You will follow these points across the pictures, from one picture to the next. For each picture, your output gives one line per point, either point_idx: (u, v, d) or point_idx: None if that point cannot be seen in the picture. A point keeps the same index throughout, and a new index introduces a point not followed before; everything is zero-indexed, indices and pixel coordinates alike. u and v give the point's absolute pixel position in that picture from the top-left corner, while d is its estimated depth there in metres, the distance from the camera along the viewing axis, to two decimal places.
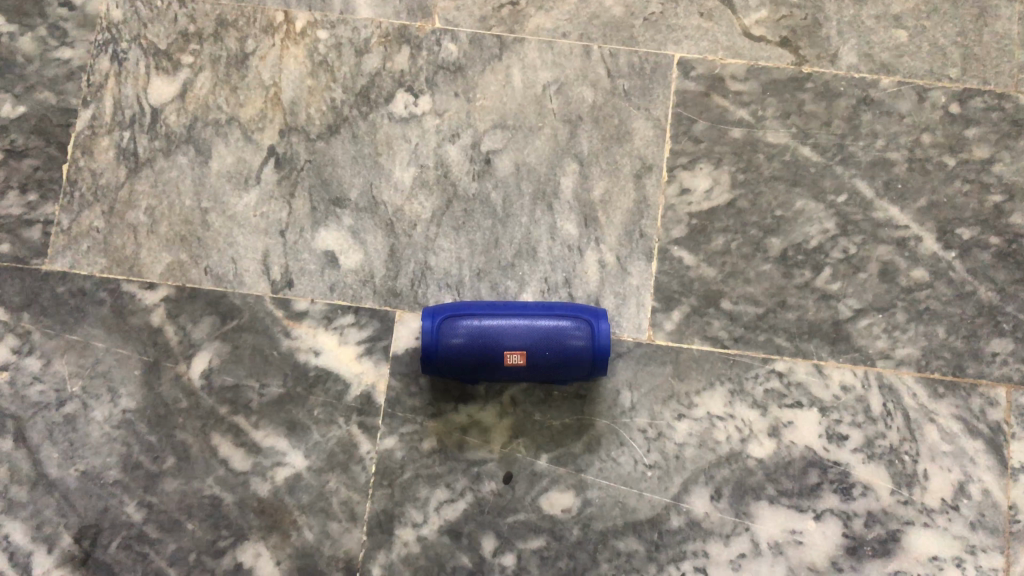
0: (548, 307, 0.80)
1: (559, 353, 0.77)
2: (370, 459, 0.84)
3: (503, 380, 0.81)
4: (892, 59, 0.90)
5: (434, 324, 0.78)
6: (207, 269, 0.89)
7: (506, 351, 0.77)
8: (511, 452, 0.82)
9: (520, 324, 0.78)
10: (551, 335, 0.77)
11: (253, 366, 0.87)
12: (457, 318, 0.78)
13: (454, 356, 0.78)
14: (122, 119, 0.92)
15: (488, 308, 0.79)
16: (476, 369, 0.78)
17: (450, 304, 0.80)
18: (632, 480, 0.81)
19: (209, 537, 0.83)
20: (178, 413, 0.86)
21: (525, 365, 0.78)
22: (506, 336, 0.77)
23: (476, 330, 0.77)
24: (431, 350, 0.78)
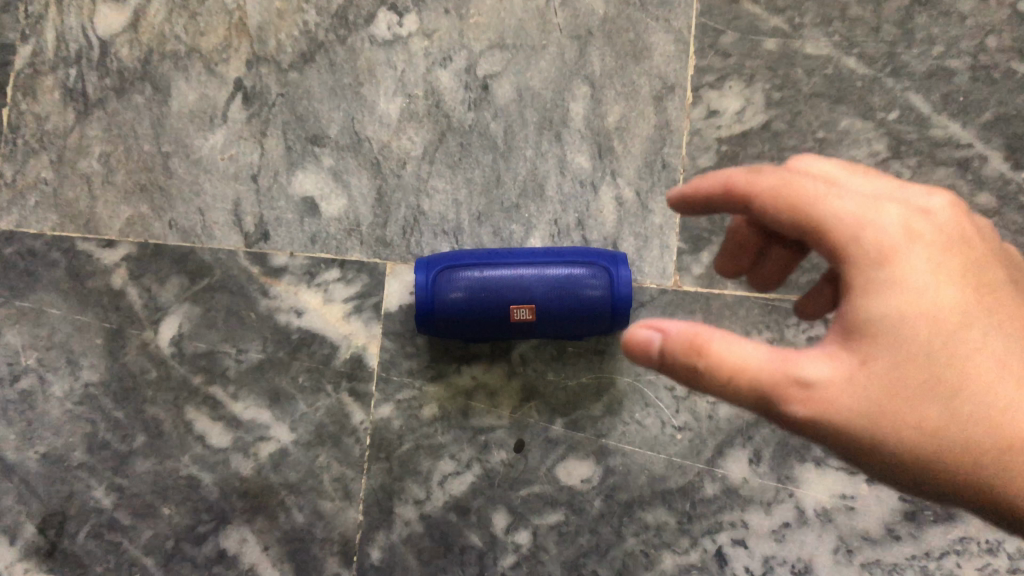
0: (560, 252, 0.69)
1: (575, 304, 0.67)
2: (364, 430, 0.74)
3: (512, 338, 0.71)
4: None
5: (428, 278, 0.68)
6: (172, 222, 0.79)
7: (512, 306, 0.67)
8: (522, 417, 0.73)
9: (528, 274, 0.67)
10: (564, 285, 0.67)
11: (228, 330, 0.77)
12: (455, 269, 0.68)
13: (453, 313, 0.68)
14: (67, 54, 0.81)
15: (491, 258, 0.69)
16: (480, 327, 0.69)
17: (446, 254, 0.70)
18: (659, 445, 0.72)
19: (189, 522, 0.74)
20: (147, 385, 0.76)
21: (536, 320, 0.68)
22: (514, 288, 0.67)
23: (478, 282, 0.67)
24: (426, 306, 0.68)
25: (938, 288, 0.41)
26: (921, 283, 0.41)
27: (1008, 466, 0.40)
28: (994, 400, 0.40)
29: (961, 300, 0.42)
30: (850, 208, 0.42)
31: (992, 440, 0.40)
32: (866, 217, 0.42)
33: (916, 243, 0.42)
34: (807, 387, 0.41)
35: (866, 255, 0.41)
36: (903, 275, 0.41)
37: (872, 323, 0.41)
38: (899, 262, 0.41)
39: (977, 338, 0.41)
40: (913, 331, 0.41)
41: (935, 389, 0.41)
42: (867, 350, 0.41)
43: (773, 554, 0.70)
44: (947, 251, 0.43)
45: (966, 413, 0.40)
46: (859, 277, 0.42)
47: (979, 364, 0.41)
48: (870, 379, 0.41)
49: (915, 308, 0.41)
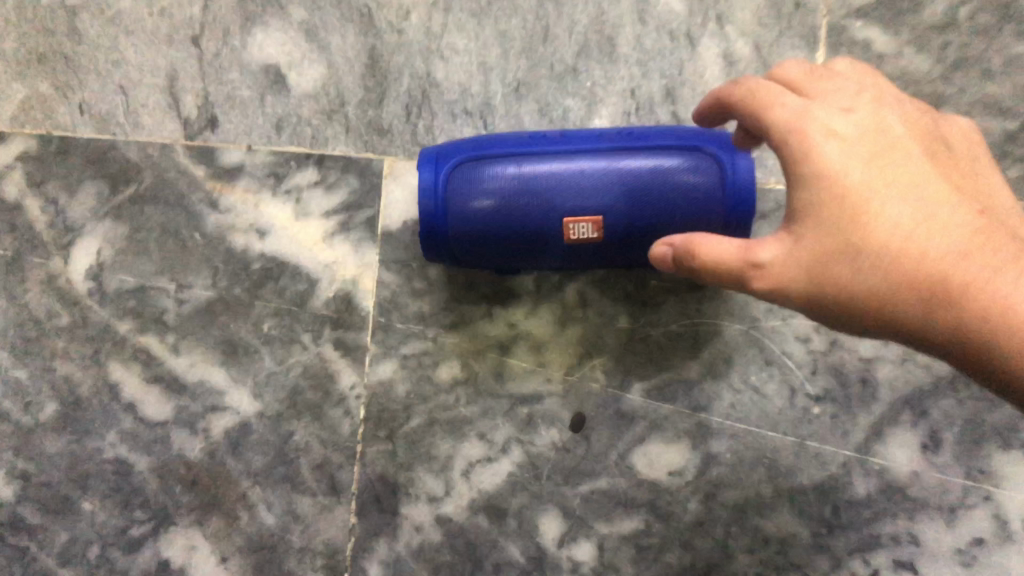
0: (645, 133, 0.45)
1: (668, 215, 0.44)
2: (356, 398, 0.52)
3: (567, 265, 0.47)
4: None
5: (438, 176, 0.44)
6: (83, 106, 0.56)
7: (567, 219, 0.44)
8: (582, 382, 0.51)
9: (595, 168, 0.43)
10: (648, 186, 0.43)
11: (165, 257, 0.55)
12: (481, 162, 0.44)
13: (478, 230, 0.44)
14: None
15: (536, 145, 0.45)
16: (519, 250, 0.45)
17: (467, 139, 0.46)
18: (785, 422, 0.49)
19: (118, 522, 0.54)
20: (57, 334, 0.55)
21: (606, 239, 0.44)
22: (574, 189, 0.43)
23: (517, 182, 0.44)
24: (436, 219, 0.44)
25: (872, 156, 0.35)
26: (852, 158, 0.35)
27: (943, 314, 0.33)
28: (955, 251, 0.33)
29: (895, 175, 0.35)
30: (765, 92, 0.37)
31: (957, 295, 0.33)
32: (780, 98, 0.37)
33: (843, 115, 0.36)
34: (760, 270, 0.36)
35: (783, 136, 0.36)
36: (829, 147, 0.35)
37: (805, 202, 0.35)
38: (823, 135, 0.35)
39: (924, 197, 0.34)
40: (831, 207, 0.35)
41: (890, 256, 0.34)
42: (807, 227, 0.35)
43: None
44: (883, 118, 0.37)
45: (913, 268, 0.33)
46: (786, 157, 0.36)
47: (937, 221, 0.34)
48: (807, 253, 0.35)
49: (837, 188, 0.35)
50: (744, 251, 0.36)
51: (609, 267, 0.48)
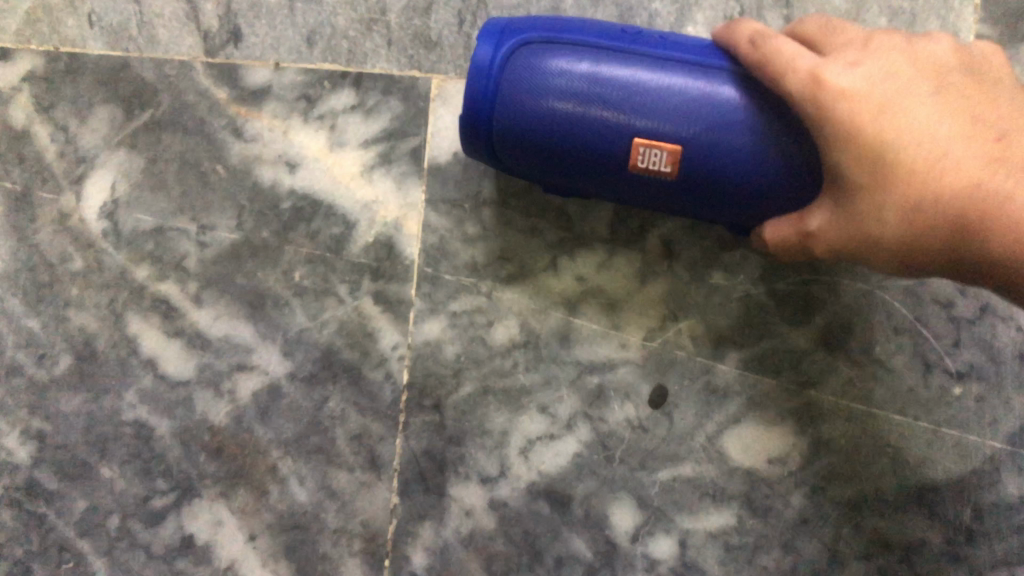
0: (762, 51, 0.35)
1: (767, 155, 0.34)
2: (399, 361, 0.45)
3: (633, 200, 0.39)
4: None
5: (499, 51, 0.36)
6: (93, 17, 0.49)
7: (636, 143, 0.35)
8: (664, 349, 0.42)
9: (687, 86, 0.35)
10: (748, 114, 0.34)
11: (185, 195, 0.48)
12: (552, 48, 0.36)
13: (529, 130, 0.36)
14: None
15: (625, 45, 0.36)
16: (572, 168, 0.37)
17: (544, 18, 0.37)
18: (917, 406, 0.40)
19: (139, 491, 0.48)
20: (70, 280, 0.49)
21: (681, 176, 0.35)
22: (654, 109, 0.34)
23: (589, 83, 0.35)
24: (482, 106, 0.36)
25: (892, 106, 0.32)
26: (874, 111, 0.32)
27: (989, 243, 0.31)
28: (988, 192, 0.31)
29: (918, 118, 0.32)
30: (775, 58, 0.33)
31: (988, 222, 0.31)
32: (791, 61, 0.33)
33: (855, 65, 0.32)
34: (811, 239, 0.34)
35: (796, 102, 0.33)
36: (845, 108, 0.32)
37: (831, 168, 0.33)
38: (833, 96, 0.32)
39: (946, 141, 0.31)
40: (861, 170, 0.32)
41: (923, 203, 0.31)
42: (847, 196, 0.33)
43: None
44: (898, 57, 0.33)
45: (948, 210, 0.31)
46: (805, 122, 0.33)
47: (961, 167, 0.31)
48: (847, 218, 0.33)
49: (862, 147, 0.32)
50: (795, 225, 0.35)
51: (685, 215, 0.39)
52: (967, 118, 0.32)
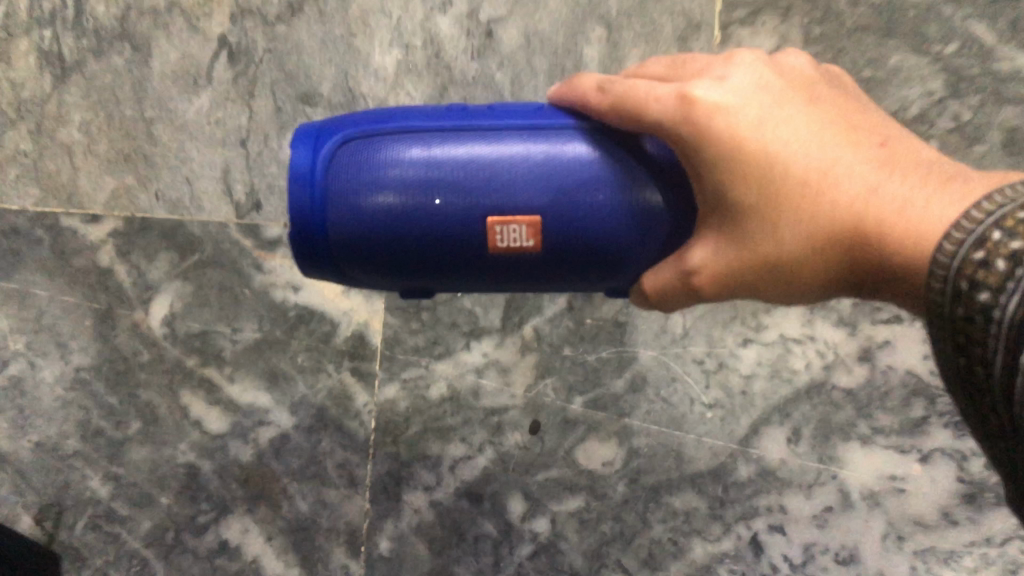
0: (521, 116, 0.46)
1: (581, 217, 0.44)
2: (368, 413, 0.70)
3: (476, 278, 0.47)
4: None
5: (317, 156, 0.46)
6: (159, 194, 0.74)
7: (487, 216, 0.44)
8: (537, 397, 0.68)
9: (497, 158, 0.45)
10: (555, 180, 0.44)
11: (223, 308, 0.72)
12: (370, 142, 0.46)
13: (362, 222, 0.45)
14: (40, 14, 0.75)
15: (439, 125, 0.46)
16: (415, 251, 0.46)
17: (357, 120, 0.47)
18: (688, 424, 0.66)
19: (188, 511, 0.70)
20: (139, 369, 0.72)
21: (529, 244, 0.45)
22: (465, 177, 0.44)
23: (419, 165, 0.45)
24: (312, 212, 0.45)
25: (762, 125, 0.40)
26: (748, 131, 0.40)
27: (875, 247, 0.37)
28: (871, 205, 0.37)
29: (790, 137, 0.40)
30: (638, 94, 0.42)
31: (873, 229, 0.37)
32: (655, 92, 0.42)
33: (722, 88, 0.41)
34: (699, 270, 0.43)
35: (673, 126, 0.41)
36: (724, 124, 0.40)
37: (714, 190, 0.41)
38: (706, 119, 0.40)
39: (822, 156, 0.39)
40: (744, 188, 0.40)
41: (807, 215, 0.39)
42: (734, 223, 0.41)
43: (814, 542, 0.64)
44: (760, 85, 0.41)
45: (828, 221, 0.39)
46: (689, 152, 0.41)
47: (838, 176, 0.39)
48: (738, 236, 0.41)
49: (742, 168, 0.40)
50: (681, 262, 0.44)
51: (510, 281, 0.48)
52: (839, 139, 0.40)
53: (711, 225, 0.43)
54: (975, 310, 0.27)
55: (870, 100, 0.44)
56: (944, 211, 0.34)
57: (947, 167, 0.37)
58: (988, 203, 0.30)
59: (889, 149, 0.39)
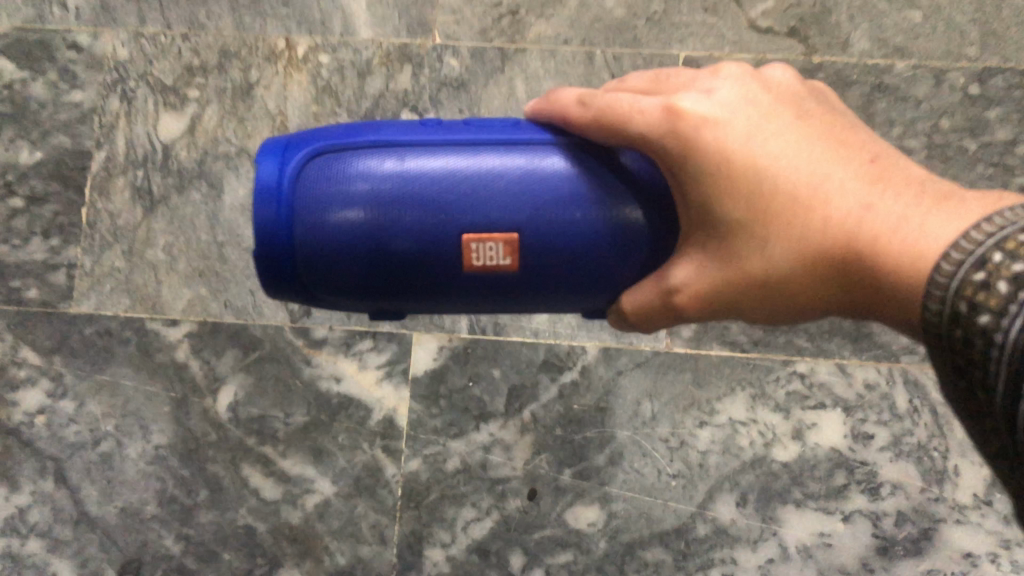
0: (494, 134, 0.54)
1: (542, 229, 0.52)
2: (396, 482, 0.85)
3: (463, 295, 0.55)
4: (932, 20, 0.89)
5: (287, 170, 0.53)
6: (227, 302, 0.90)
7: (465, 232, 0.52)
8: (534, 469, 0.84)
9: (464, 172, 0.52)
10: (517, 195, 0.52)
11: (278, 396, 0.88)
12: (342, 158, 0.53)
13: (323, 240, 0.52)
14: (135, 158, 0.94)
15: (410, 141, 0.54)
16: (399, 260, 0.53)
17: (330, 137, 0.54)
18: (657, 491, 0.82)
19: (247, 565, 0.87)
20: (208, 446, 0.88)
21: (503, 260, 0.52)
22: (422, 192, 0.52)
23: (392, 179, 0.52)
24: (279, 225, 0.52)
25: (748, 141, 0.47)
26: (733, 145, 0.47)
27: (855, 259, 0.43)
28: (857, 221, 0.43)
29: (775, 153, 0.47)
30: (623, 109, 0.50)
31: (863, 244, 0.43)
32: (640, 106, 0.49)
33: (708, 104, 0.48)
34: (686, 282, 0.51)
35: (659, 136, 0.48)
36: (711, 137, 0.47)
37: (703, 203, 0.48)
38: (692, 131, 0.48)
39: (806, 172, 0.46)
40: (734, 202, 0.47)
41: (796, 229, 0.46)
42: (726, 238, 0.48)
43: None
44: (748, 105, 0.49)
45: (814, 236, 0.45)
46: (678, 165, 0.48)
47: (826, 189, 0.45)
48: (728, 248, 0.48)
49: (732, 181, 0.47)
50: (669, 275, 0.51)
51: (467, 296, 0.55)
52: (824, 156, 0.46)
53: (703, 240, 0.50)
54: (974, 334, 0.30)
55: (852, 119, 0.51)
56: (936, 227, 0.38)
57: (932, 184, 0.43)
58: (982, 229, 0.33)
59: (876, 168, 0.45)
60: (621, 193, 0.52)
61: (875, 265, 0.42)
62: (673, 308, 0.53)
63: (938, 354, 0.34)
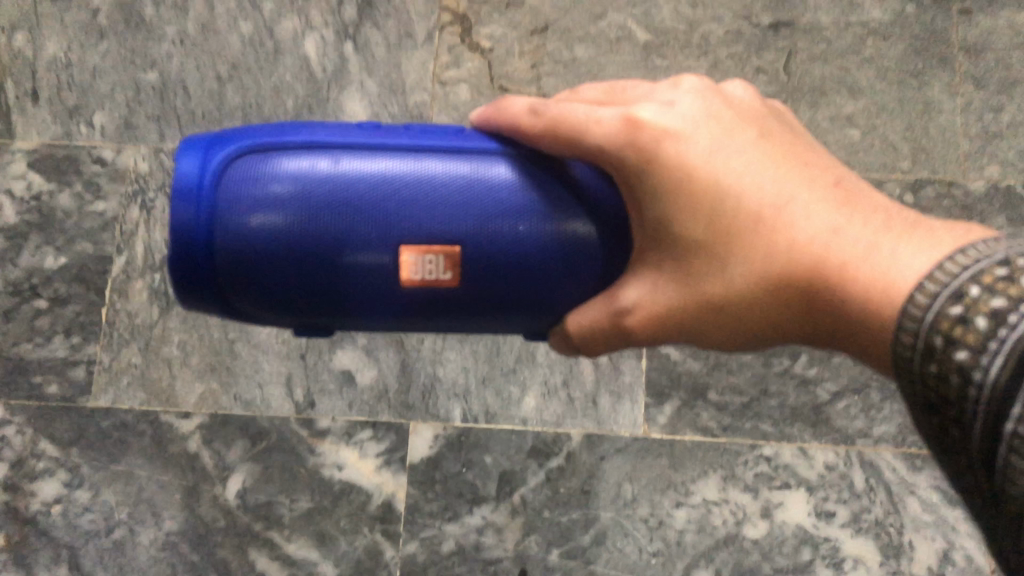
0: (421, 141, 0.59)
1: (461, 230, 0.57)
2: (394, 563, 0.91)
3: (390, 305, 0.59)
4: (869, 136, 1.01)
5: (207, 168, 0.57)
6: (237, 395, 0.97)
7: (400, 240, 0.56)
8: (524, 549, 0.90)
9: (393, 175, 0.57)
10: (439, 199, 0.57)
11: (283, 483, 0.94)
12: (267, 158, 0.58)
13: (239, 240, 0.56)
14: (153, 262, 1.02)
15: (336, 143, 0.58)
16: (331, 265, 0.57)
17: (257, 138, 0.59)
18: (638, 568, 0.89)
19: None
20: (217, 532, 0.94)
21: (437, 262, 0.57)
22: (353, 195, 0.56)
23: (324, 179, 0.57)
24: (198, 227, 0.56)
25: (711, 158, 0.52)
26: (695, 163, 0.53)
27: (812, 281, 0.49)
28: (817, 244, 0.48)
29: (736, 171, 0.52)
30: (579, 122, 0.55)
31: (824, 273, 0.48)
32: (600, 121, 0.54)
33: (669, 121, 0.54)
34: (638, 303, 0.56)
35: (618, 152, 0.54)
36: (674, 155, 0.53)
37: (664, 219, 0.54)
38: (652, 147, 0.53)
39: (766, 192, 0.51)
40: (696, 224, 0.53)
41: (757, 250, 0.51)
42: (686, 259, 0.54)
43: None
44: (712, 125, 0.54)
45: (773, 260, 0.50)
46: (642, 181, 0.54)
47: (788, 211, 0.50)
48: (686, 269, 0.54)
49: (694, 201, 0.52)
50: (620, 295, 0.57)
51: (378, 304, 0.59)
52: (784, 176, 0.51)
53: (662, 260, 0.55)
54: (952, 369, 0.34)
55: (804, 140, 0.57)
56: (904, 258, 0.44)
57: (889, 211, 0.48)
58: (956, 262, 0.37)
59: (833, 192, 0.50)
60: (522, 204, 0.58)
61: (838, 290, 0.47)
62: (617, 324, 0.58)
63: (908, 389, 0.38)
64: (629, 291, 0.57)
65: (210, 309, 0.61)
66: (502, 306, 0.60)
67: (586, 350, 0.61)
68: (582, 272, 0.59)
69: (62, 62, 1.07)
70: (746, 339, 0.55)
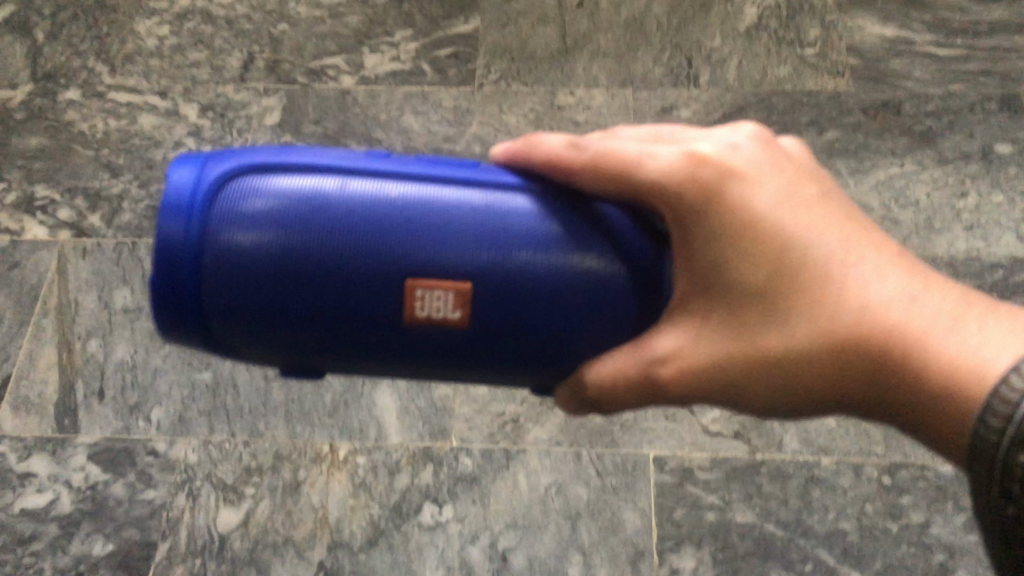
0: (424, 170, 0.66)
1: (457, 262, 0.62)
2: None
3: (399, 341, 0.64)
4: (844, 423, 1.13)
5: (200, 184, 0.63)
6: None
7: (405, 270, 0.62)
8: None
9: (397, 203, 0.63)
10: (434, 225, 0.63)
11: None
12: (269, 175, 0.64)
13: (227, 255, 0.62)
14: (195, 547, 1.09)
15: (349, 168, 0.65)
16: (339, 287, 0.62)
17: (265, 158, 0.65)
18: None
19: None
20: None
21: (442, 293, 0.62)
22: (360, 220, 0.62)
23: (338, 202, 0.63)
24: (189, 238, 0.62)
25: (776, 211, 0.61)
26: (763, 212, 0.61)
27: (880, 344, 0.57)
28: (893, 313, 0.57)
29: (802, 227, 0.60)
30: (632, 166, 0.63)
31: (897, 338, 0.57)
32: (655, 162, 0.62)
33: (738, 171, 0.62)
34: (678, 347, 0.64)
35: (672, 192, 0.62)
36: (739, 204, 0.61)
37: (723, 265, 0.61)
38: (720, 198, 0.61)
39: (834, 254, 0.60)
40: (759, 273, 0.60)
41: (827, 305, 0.59)
42: (737, 306, 0.62)
43: None
44: (776, 179, 0.62)
45: (843, 322, 0.58)
46: (694, 223, 0.62)
47: (859, 276, 0.59)
48: (736, 317, 0.62)
49: (760, 251, 0.60)
50: (655, 339, 0.64)
51: (356, 332, 0.64)
52: (849, 239, 0.60)
53: (705, 303, 0.63)
54: None
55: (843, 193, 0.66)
56: (988, 343, 0.53)
57: (952, 288, 0.58)
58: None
59: (898, 263, 0.59)
60: (503, 233, 0.64)
61: (910, 361, 0.56)
62: (647, 372, 0.64)
63: (989, 459, 0.49)
64: (664, 340, 0.64)
65: (191, 339, 0.66)
66: (490, 334, 0.64)
67: (599, 403, 0.67)
68: (575, 302, 0.64)
69: (128, 364, 1.20)
70: (782, 393, 0.63)
